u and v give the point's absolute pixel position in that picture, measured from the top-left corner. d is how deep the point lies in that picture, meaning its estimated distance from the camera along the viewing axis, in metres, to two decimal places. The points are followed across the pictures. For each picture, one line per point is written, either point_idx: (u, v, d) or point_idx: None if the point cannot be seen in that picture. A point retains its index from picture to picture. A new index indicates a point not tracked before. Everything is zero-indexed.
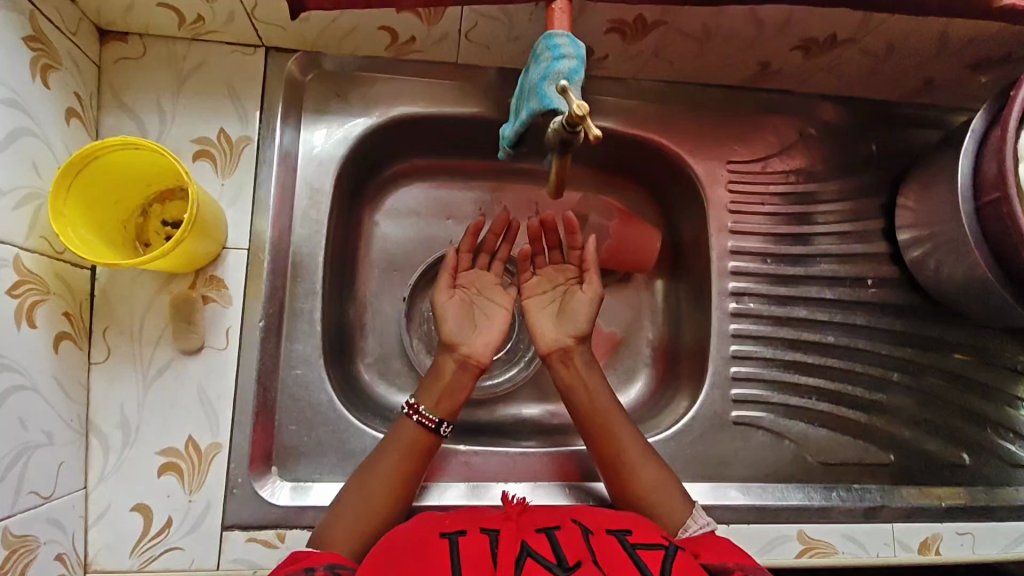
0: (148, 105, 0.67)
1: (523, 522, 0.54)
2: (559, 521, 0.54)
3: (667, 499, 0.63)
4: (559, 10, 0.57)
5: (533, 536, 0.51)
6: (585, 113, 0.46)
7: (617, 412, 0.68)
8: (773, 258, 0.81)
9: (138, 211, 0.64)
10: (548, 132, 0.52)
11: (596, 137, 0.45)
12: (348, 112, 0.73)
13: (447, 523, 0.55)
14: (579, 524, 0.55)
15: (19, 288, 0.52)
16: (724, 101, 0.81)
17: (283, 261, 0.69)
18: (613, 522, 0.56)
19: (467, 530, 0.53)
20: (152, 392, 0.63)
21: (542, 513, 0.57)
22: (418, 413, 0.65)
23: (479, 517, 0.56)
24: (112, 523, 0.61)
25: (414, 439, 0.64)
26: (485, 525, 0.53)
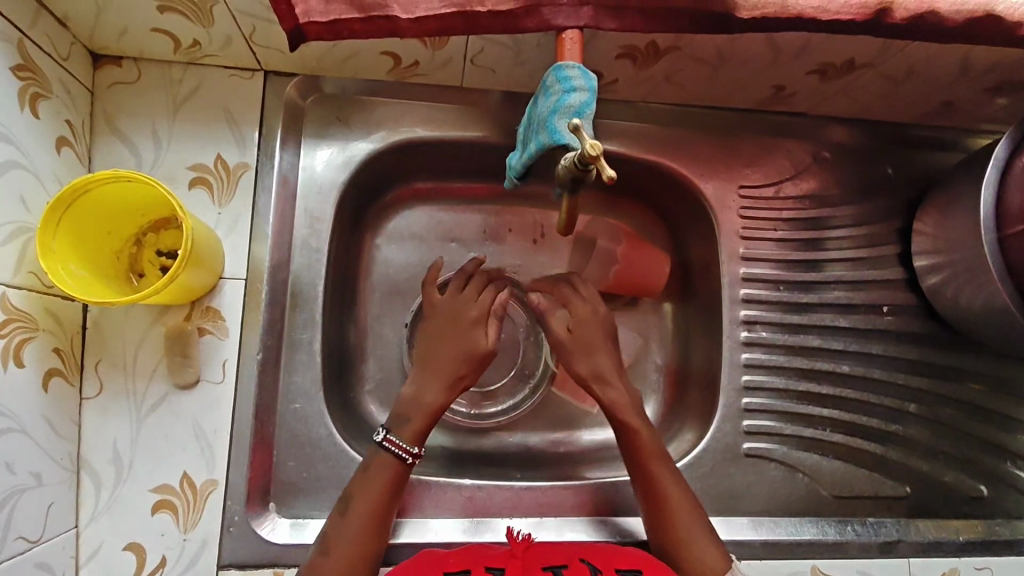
0: (143, 131, 0.65)
1: (529, 560, 0.52)
2: (566, 561, 0.53)
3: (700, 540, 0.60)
4: (570, 40, 0.57)
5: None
6: (598, 153, 0.44)
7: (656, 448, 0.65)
8: (786, 285, 0.79)
9: (132, 241, 0.62)
10: (559, 169, 0.50)
11: (610, 179, 0.43)
12: (349, 136, 0.71)
13: (450, 562, 0.53)
14: (588, 564, 0.53)
15: (7, 327, 0.51)
16: (735, 124, 0.79)
17: (282, 290, 0.67)
18: (622, 561, 0.54)
19: (471, 569, 0.51)
20: (146, 427, 0.62)
21: (549, 549, 0.55)
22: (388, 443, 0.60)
23: (483, 554, 0.54)
24: (104, 563, 0.59)
25: (390, 477, 0.59)
26: (490, 564, 0.52)
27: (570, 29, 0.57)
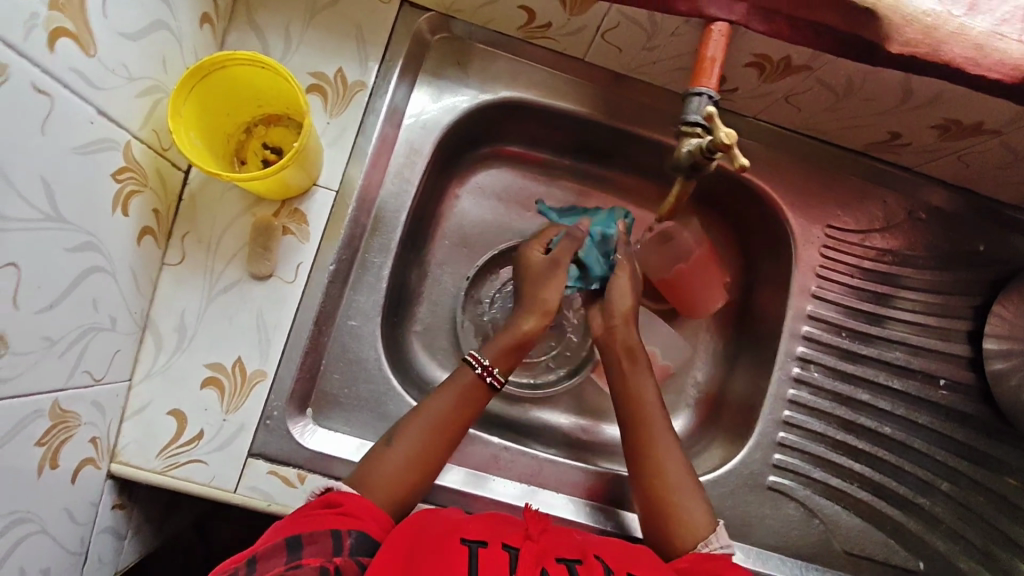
0: (276, 28, 0.67)
1: (543, 545, 0.54)
2: (580, 556, 0.53)
3: (690, 502, 0.62)
4: (717, 33, 0.56)
5: (552, 565, 0.50)
6: (733, 143, 0.43)
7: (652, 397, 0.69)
8: (848, 333, 0.78)
9: (242, 129, 0.65)
10: (678, 154, 0.49)
11: (741, 166, 0.43)
12: (463, 82, 0.72)
13: (470, 527, 0.53)
14: (602, 563, 0.52)
15: (122, 173, 0.52)
16: (838, 163, 0.78)
17: (367, 212, 0.70)
18: (636, 567, 0.53)
19: (489, 541, 0.51)
20: (214, 306, 0.64)
21: (564, 540, 0.56)
22: (491, 375, 0.67)
23: (499, 529, 0.54)
24: (146, 423, 0.62)
25: (471, 389, 0.66)
26: (507, 542, 0.52)
27: (721, 21, 0.57)
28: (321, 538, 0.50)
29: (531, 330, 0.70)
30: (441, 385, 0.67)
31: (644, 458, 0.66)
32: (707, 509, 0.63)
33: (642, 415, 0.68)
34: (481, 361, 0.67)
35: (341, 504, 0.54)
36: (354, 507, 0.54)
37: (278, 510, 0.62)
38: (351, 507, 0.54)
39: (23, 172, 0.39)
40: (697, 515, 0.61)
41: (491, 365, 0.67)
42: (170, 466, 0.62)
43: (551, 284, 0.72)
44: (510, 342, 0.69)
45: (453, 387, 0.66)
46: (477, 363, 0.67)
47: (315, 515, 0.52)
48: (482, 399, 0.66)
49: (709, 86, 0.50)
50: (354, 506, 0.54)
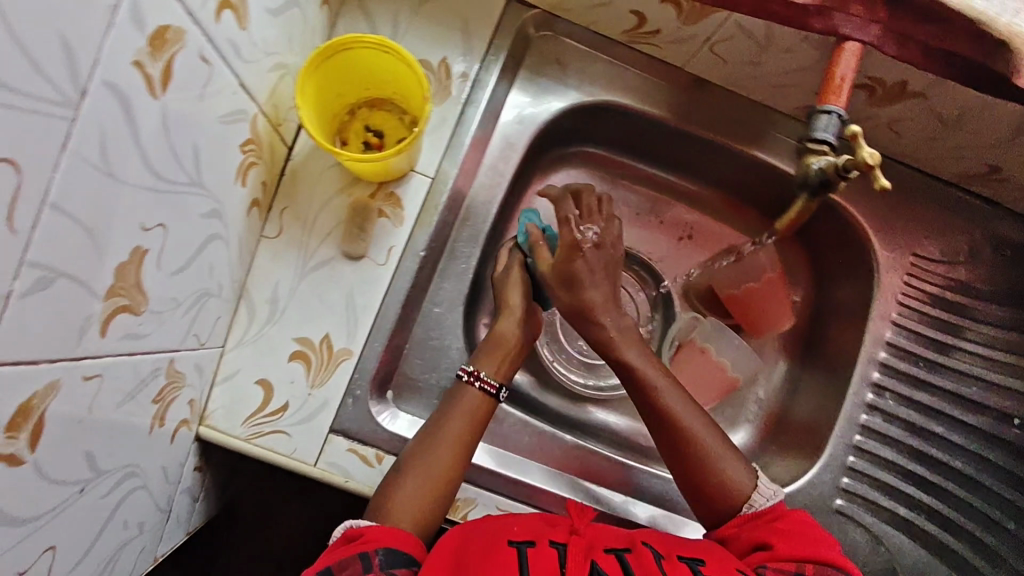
0: (386, 15, 0.68)
1: (589, 539, 0.55)
2: (628, 544, 0.55)
3: (728, 466, 0.61)
4: (850, 51, 0.55)
5: (602, 557, 0.52)
6: (874, 164, 0.45)
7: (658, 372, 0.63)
8: (925, 363, 0.77)
9: (347, 109, 0.65)
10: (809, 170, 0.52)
11: (880, 181, 0.46)
12: (561, 81, 0.73)
13: (516, 528, 0.55)
14: (650, 549, 0.54)
15: (247, 145, 0.53)
16: (929, 191, 0.77)
17: (459, 202, 0.70)
18: (684, 548, 0.55)
19: (536, 541, 0.53)
20: (307, 281, 0.65)
21: (609, 530, 0.57)
22: (480, 379, 0.66)
23: (540, 527, 0.56)
24: (234, 390, 0.63)
25: (479, 405, 0.65)
26: (553, 538, 0.54)
27: (855, 41, 0.55)
28: (350, 564, 0.51)
29: (508, 332, 0.69)
30: (442, 407, 0.65)
31: (675, 439, 0.62)
32: (743, 464, 0.62)
33: (654, 398, 0.62)
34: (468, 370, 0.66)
35: (362, 534, 0.55)
36: (375, 530, 0.55)
37: (354, 487, 0.64)
38: (372, 533, 0.55)
39: (184, 141, 0.40)
40: (735, 477, 0.61)
41: (479, 370, 0.67)
42: (255, 434, 0.63)
43: (514, 285, 0.70)
44: (496, 348, 0.68)
45: (456, 407, 0.64)
46: (463, 372, 0.66)
47: (338, 551, 0.53)
48: (489, 411, 0.65)
49: (839, 103, 0.51)
50: (374, 532, 0.55)
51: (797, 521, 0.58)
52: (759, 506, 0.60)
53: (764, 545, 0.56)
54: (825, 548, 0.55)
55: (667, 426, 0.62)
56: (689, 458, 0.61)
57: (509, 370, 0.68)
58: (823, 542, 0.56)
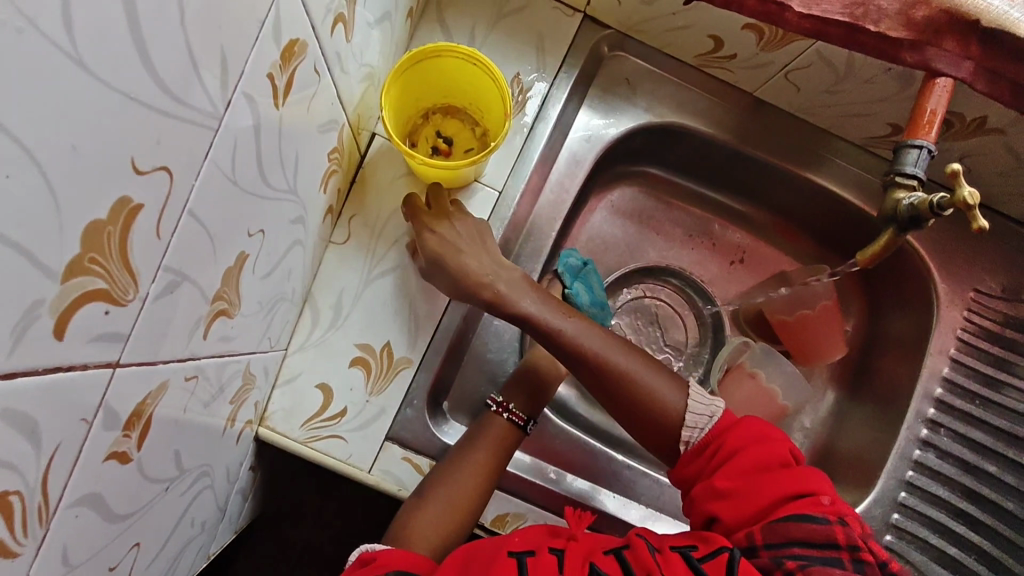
0: (462, 30, 0.68)
1: (587, 543, 0.54)
2: (625, 541, 0.53)
3: (667, 395, 0.61)
4: (941, 86, 0.53)
5: (602, 560, 0.51)
6: (972, 202, 0.45)
7: (587, 332, 0.63)
8: (982, 401, 0.75)
9: (421, 113, 0.66)
10: (894, 206, 0.51)
11: (982, 228, 0.44)
12: (630, 100, 0.73)
13: (514, 541, 0.53)
14: (646, 541, 0.52)
15: (331, 153, 0.54)
16: (989, 228, 0.77)
17: (523, 217, 0.71)
18: (678, 539, 0.53)
19: (535, 550, 0.51)
20: (371, 288, 0.65)
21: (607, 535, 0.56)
22: (508, 411, 0.67)
23: (539, 537, 0.54)
24: (294, 392, 0.63)
25: (502, 435, 0.65)
26: (552, 545, 0.52)
27: (946, 77, 0.54)
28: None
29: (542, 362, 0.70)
30: (466, 437, 0.66)
31: (627, 402, 0.61)
32: (679, 389, 0.62)
33: (594, 363, 0.61)
34: (495, 400, 0.67)
35: (375, 557, 0.54)
36: (391, 554, 0.54)
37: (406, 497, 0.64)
38: (385, 557, 0.53)
39: (289, 147, 0.41)
40: (671, 404, 0.61)
41: (506, 402, 0.68)
42: (312, 438, 0.63)
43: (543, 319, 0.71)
44: (524, 381, 0.69)
45: (477, 432, 0.65)
46: (492, 402, 0.67)
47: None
48: (513, 439, 0.66)
49: (929, 138, 0.51)
50: (386, 557, 0.53)
51: (744, 461, 0.55)
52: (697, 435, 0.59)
53: (719, 508, 0.54)
54: (777, 488, 0.52)
55: (609, 387, 0.62)
56: (640, 410, 0.61)
57: (536, 403, 0.69)
58: (775, 480, 0.53)
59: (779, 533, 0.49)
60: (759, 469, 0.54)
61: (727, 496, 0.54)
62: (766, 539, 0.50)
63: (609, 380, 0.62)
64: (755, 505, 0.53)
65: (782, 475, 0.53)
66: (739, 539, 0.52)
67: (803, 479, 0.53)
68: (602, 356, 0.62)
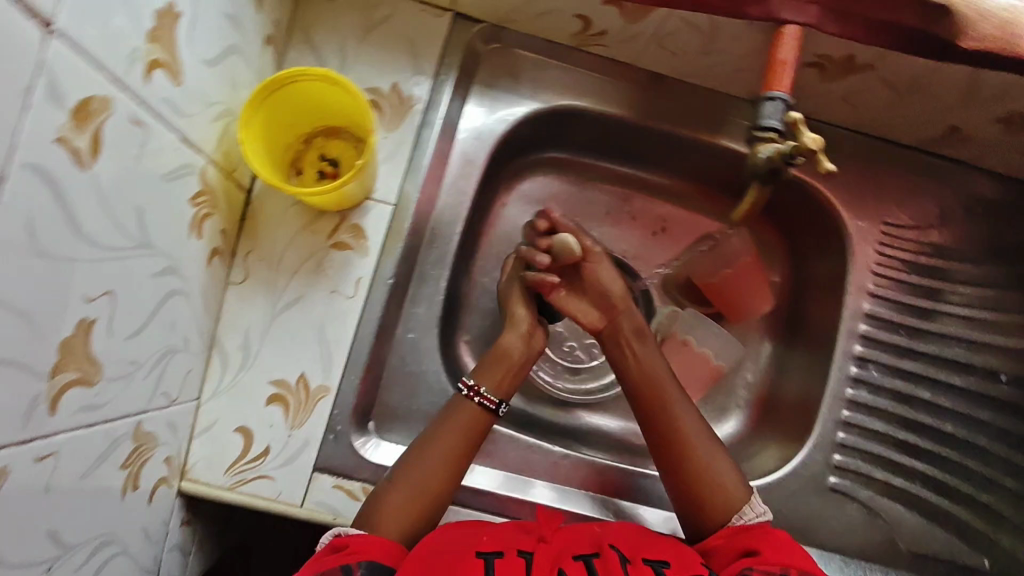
0: (331, 46, 0.66)
1: (558, 546, 0.55)
2: (595, 548, 0.54)
3: (718, 466, 0.63)
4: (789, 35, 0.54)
5: (570, 564, 0.52)
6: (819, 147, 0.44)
7: (670, 379, 0.68)
8: (907, 330, 0.78)
9: (302, 138, 0.64)
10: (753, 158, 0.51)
11: (828, 170, 0.45)
12: (514, 91, 0.72)
13: (484, 541, 0.53)
14: (617, 552, 0.54)
15: (200, 197, 0.52)
16: (894, 161, 0.77)
17: (422, 225, 0.69)
18: (652, 553, 0.55)
19: (504, 551, 0.52)
20: (277, 322, 0.64)
21: (577, 535, 0.57)
22: (480, 396, 0.65)
23: (512, 535, 0.55)
24: (213, 440, 0.62)
25: (471, 419, 0.64)
26: (521, 547, 0.53)
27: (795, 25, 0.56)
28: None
29: (513, 346, 0.69)
30: (435, 421, 0.65)
31: (673, 456, 0.64)
32: (731, 465, 0.63)
33: (666, 410, 0.66)
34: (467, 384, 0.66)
35: (348, 545, 0.54)
36: (364, 542, 0.54)
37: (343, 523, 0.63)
38: (359, 544, 0.54)
39: (124, 205, 0.40)
40: (733, 492, 0.61)
41: (479, 387, 0.66)
42: (238, 482, 0.63)
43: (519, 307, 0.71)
44: (501, 363, 0.68)
45: (449, 423, 0.64)
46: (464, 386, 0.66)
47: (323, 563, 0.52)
48: (483, 428, 0.64)
49: (783, 89, 0.51)
50: (361, 543, 0.54)
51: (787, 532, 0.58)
52: (753, 520, 0.59)
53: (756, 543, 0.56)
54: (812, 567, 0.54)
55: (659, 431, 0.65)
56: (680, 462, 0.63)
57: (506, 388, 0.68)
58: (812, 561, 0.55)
59: None
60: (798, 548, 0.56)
61: (769, 543, 0.56)
62: None
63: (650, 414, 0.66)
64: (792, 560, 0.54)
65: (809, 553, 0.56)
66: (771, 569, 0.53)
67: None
68: (671, 410, 0.66)
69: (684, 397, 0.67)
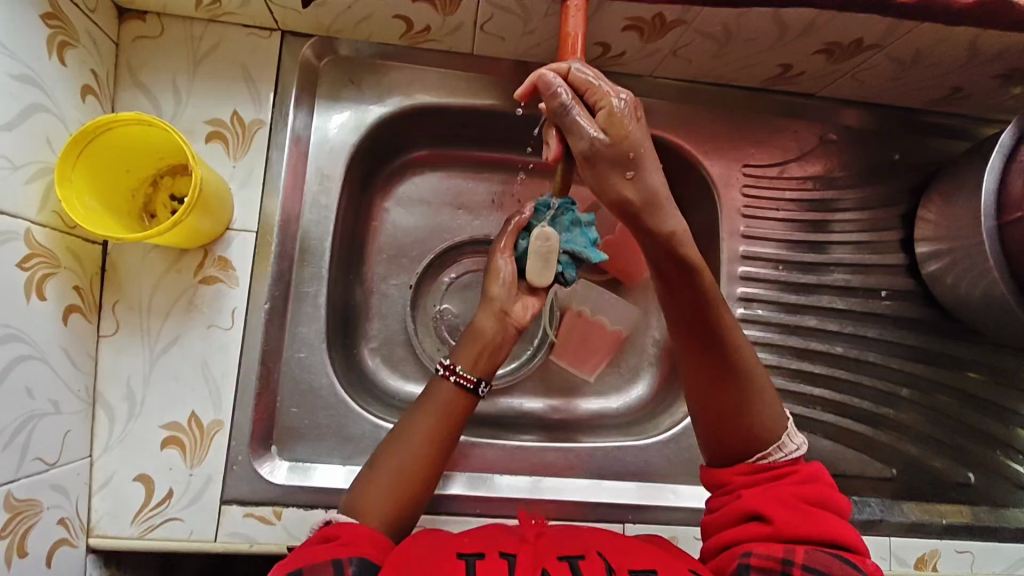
0: (163, 85, 0.67)
1: (540, 548, 0.54)
2: (582, 551, 0.53)
3: (764, 410, 0.59)
4: (574, 8, 0.57)
5: (553, 564, 0.51)
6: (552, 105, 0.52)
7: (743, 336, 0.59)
8: (785, 265, 0.80)
9: (149, 182, 0.65)
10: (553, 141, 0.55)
11: None
12: (359, 98, 0.73)
13: (465, 542, 0.54)
14: (604, 558, 0.53)
15: (30, 261, 0.53)
16: (745, 103, 0.79)
17: (291, 245, 0.70)
18: (635, 561, 0.53)
19: (485, 552, 0.52)
20: (158, 366, 0.65)
21: (562, 539, 0.56)
22: (455, 374, 0.65)
23: (496, 539, 0.55)
24: (114, 493, 0.63)
25: (451, 402, 0.64)
26: (504, 550, 0.53)
27: None
28: (322, 567, 0.49)
29: (488, 325, 0.67)
30: (415, 405, 0.65)
31: (727, 391, 0.59)
32: (775, 409, 0.60)
33: (730, 354, 0.58)
34: (444, 363, 0.66)
35: (339, 536, 0.53)
36: (350, 536, 0.53)
37: (261, 549, 0.64)
38: (349, 536, 0.53)
39: None
40: (772, 424, 0.59)
41: (454, 364, 0.66)
42: (147, 530, 0.63)
43: (496, 278, 0.69)
44: (475, 340, 0.67)
45: (432, 403, 0.64)
46: (439, 367, 0.66)
47: (314, 550, 0.51)
48: (463, 408, 0.65)
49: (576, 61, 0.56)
50: (350, 534, 0.53)
51: (817, 488, 0.56)
52: (781, 458, 0.58)
53: (768, 509, 0.54)
54: (817, 524, 0.53)
55: (718, 373, 0.59)
56: (733, 398, 0.59)
57: (487, 364, 0.67)
58: (817, 517, 0.54)
59: (821, 561, 0.51)
60: (809, 502, 0.55)
61: (787, 505, 0.54)
62: (802, 564, 0.51)
63: (719, 359, 0.59)
64: (800, 532, 0.53)
65: (840, 518, 0.55)
66: (774, 548, 0.52)
67: (837, 525, 0.54)
68: (740, 349, 0.59)
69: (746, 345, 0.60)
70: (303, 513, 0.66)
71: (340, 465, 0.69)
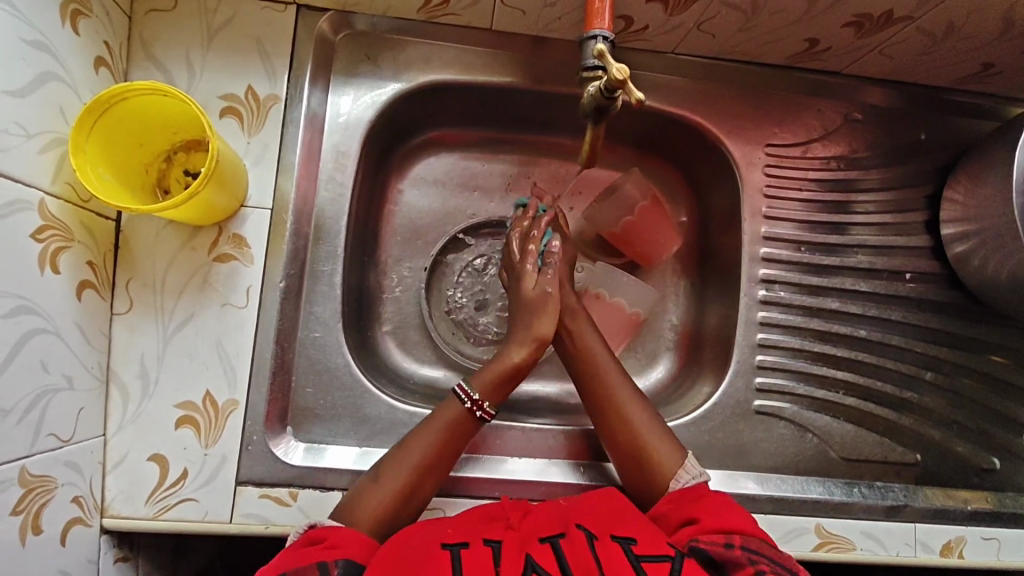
0: (177, 58, 0.66)
1: (525, 530, 0.52)
2: (561, 529, 0.51)
3: (657, 451, 0.63)
4: None
5: (537, 549, 0.48)
6: (625, 77, 0.48)
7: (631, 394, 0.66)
8: (807, 247, 0.78)
9: (163, 157, 0.64)
10: (584, 100, 0.54)
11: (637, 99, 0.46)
12: (376, 75, 0.71)
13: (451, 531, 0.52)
14: (583, 530, 0.51)
15: (44, 233, 0.52)
16: (768, 81, 0.77)
17: (306, 223, 0.69)
18: (621, 530, 0.52)
19: (470, 541, 0.49)
20: (172, 344, 0.63)
21: (543, 515, 0.54)
22: (481, 410, 0.63)
23: (477, 524, 0.53)
24: (128, 473, 0.62)
25: (455, 421, 0.63)
26: (489, 536, 0.50)
27: None
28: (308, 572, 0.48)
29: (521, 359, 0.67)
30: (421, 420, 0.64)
31: (624, 444, 0.64)
32: (674, 452, 0.63)
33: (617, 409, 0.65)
34: (472, 395, 0.63)
35: (325, 538, 0.52)
36: (338, 540, 0.52)
37: (276, 531, 0.63)
38: (336, 539, 0.52)
39: None
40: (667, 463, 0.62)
41: (481, 400, 0.64)
42: (161, 510, 0.62)
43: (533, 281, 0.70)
44: (498, 370, 0.66)
45: (439, 419, 0.63)
46: (466, 398, 0.63)
47: (299, 553, 0.50)
48: (466, 429, 0.63)
49: (602, 26, 0.55)
50: (339, 537, 0.52)
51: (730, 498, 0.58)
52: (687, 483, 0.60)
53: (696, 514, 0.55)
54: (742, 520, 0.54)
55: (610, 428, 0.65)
56: (626, 446, 0.64)
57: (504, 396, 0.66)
58: (740, 514, 0.55)
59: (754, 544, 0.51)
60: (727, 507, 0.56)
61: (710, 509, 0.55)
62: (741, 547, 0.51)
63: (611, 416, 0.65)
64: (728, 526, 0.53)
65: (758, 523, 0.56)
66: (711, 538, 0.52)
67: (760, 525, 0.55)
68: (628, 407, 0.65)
69: (632, 398, 0.66)
70: (319, 494, 0.64)
71: (355, 447, 0.67)
